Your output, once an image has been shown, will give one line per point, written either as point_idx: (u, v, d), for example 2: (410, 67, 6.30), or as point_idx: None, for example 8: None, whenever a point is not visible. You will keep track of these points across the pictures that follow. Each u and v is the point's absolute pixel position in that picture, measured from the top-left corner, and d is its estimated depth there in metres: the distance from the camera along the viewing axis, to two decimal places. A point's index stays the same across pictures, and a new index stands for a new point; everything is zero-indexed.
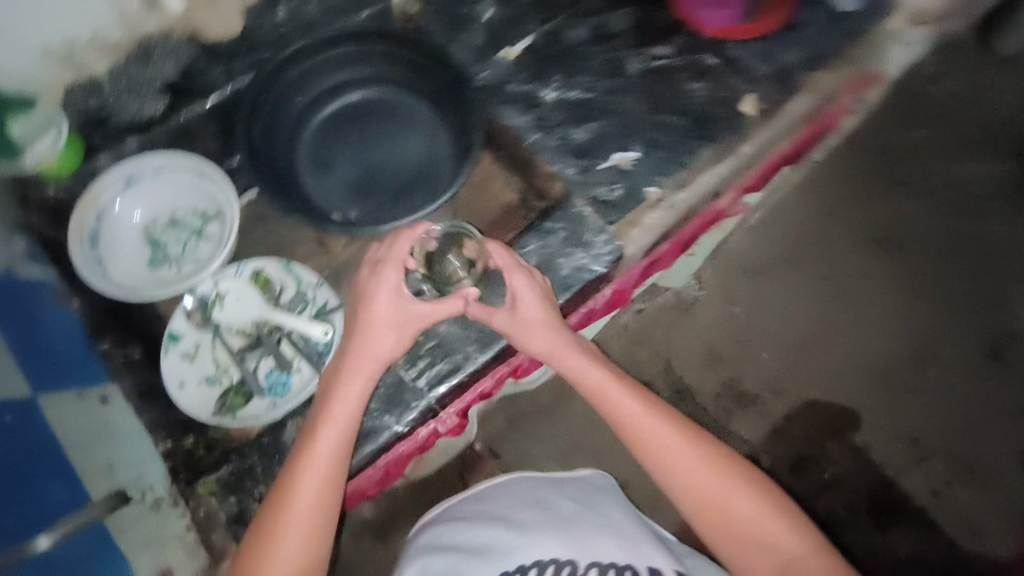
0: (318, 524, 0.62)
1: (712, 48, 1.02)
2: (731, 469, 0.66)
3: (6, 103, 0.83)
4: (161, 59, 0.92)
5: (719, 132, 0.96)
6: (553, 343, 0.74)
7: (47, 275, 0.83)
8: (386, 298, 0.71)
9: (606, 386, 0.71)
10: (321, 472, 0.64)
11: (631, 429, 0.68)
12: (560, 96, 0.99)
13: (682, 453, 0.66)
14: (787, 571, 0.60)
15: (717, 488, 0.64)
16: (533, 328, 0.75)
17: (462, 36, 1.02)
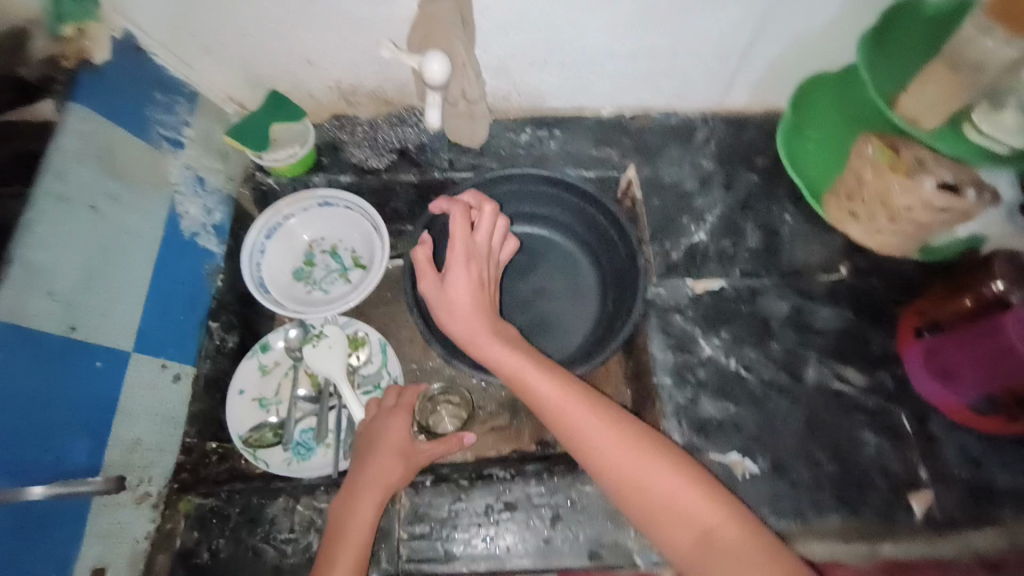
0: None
1: (915, 410, 0.84)
2: (652, 450, 0.69)
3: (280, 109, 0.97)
4: (409, 127, 1.02)
5: (863, 505, 0.79)
6: (472, 330, 0.78)
7: (219, 248, 0.94)
8: (396, 425, 0.82)
9: (524, 368, 0.75)
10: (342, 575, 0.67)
11: (555, 415, 0.71)
12: (714, 356, 0.88)
13: (612, 438, 0.69)
14: (708, 541, 0.64)
15: (650, 479, 0.67)
16: (459, 314, 0.79)
17: (665, 240, 0.97)
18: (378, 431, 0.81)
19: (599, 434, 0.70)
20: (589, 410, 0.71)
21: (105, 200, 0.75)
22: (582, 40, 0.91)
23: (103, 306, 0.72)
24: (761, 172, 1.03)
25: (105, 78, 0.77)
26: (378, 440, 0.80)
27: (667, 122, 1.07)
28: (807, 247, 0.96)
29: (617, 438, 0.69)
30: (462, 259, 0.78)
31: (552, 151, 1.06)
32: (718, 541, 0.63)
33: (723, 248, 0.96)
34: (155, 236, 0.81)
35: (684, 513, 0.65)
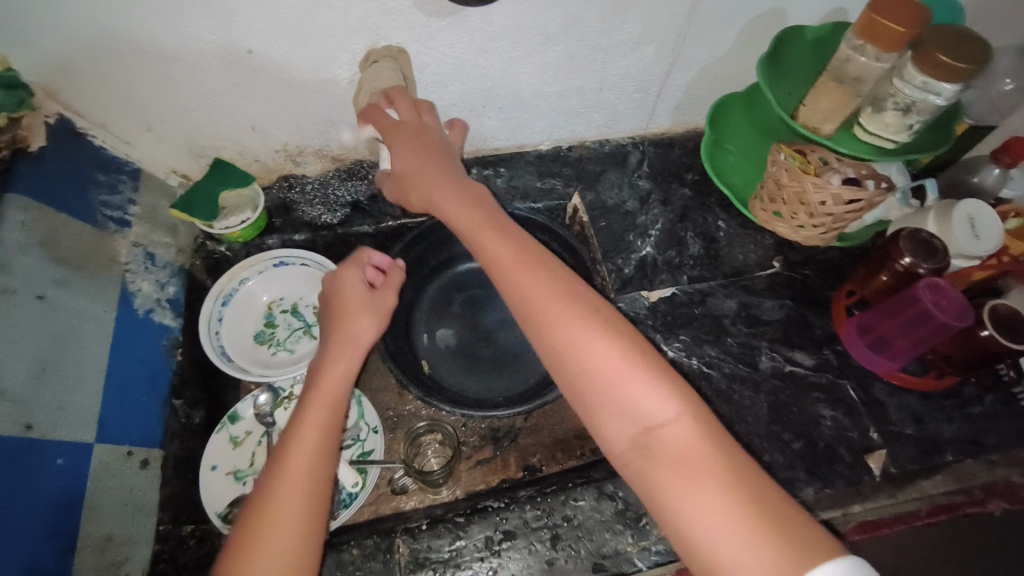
0: (317, 477, 0.65)
1: (860, 381, 0.92)
2: (594, 327, 0.64)
3: (226, 178, 0.97)
4: (359, 180, 1.05)
5: (834, 474, 0.84)
6: (417, 176, 0.81)
7: (175, 322, 0.92)
8: (353, 280, 0.82)
9: (463, 222, 0.77)
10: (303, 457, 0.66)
11: (490, 259, 0.72)
12: (677, 357, 0.93)
13: (566, 322, 0.65)
14: (646, 430, 0.60)
15: (600, 360, 0.63)
16: (410, 186, 0.82)
17: (616, 257, 1.04)
18: (340, 288, 0.82)
19: (547, 305, 0.66)
20: (513, 253, 0.71)
21: (55, 288, 0.72)
22: (516, 85, 0.98)
23: (61, 398, 0.69)
24: (691, 187, 1.12)
25: (43, 168, 0.76)
26: (344, 306, 0.81)
27: (601, 150, 1.16)
28: (743, 247, 1.05)
29: (569, 320, 0.65)
30: (402, 141, 0.82)
31: (500, 188, 1.11)
32: (659, 432, 0.59)
33: (669, 257, 1.04)
34: (108, 319, 0.78)
35: (628, 406, 0.61)
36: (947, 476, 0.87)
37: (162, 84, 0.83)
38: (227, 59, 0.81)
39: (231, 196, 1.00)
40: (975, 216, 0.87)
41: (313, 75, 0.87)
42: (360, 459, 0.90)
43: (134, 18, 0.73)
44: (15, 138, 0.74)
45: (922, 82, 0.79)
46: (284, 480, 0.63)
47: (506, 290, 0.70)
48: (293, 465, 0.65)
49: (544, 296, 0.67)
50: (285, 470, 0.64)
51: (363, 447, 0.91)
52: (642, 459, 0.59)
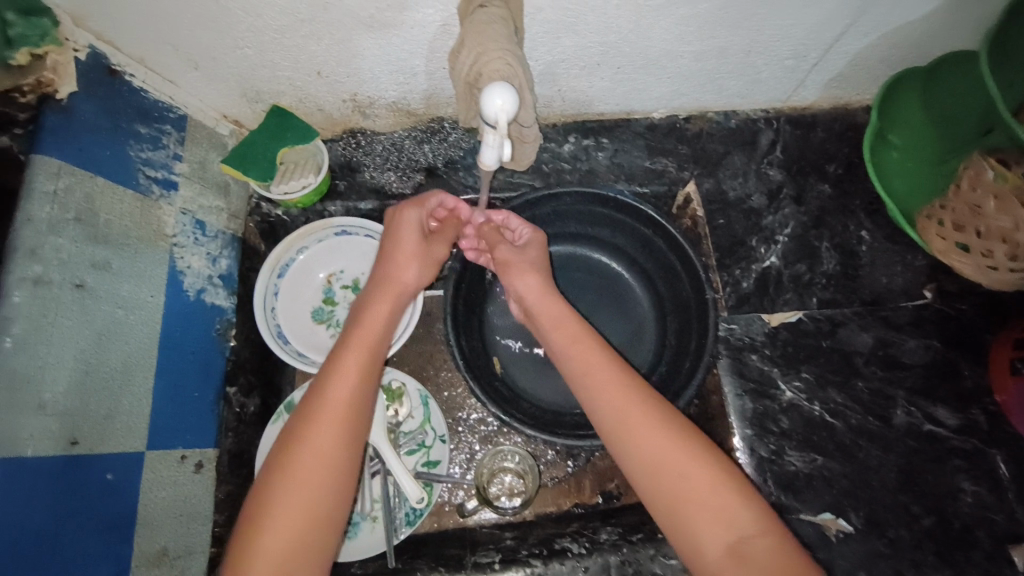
0: (348, 442, 0.60)
1: (1016, 453, 0.78)
2: (662, 416, 0.63)
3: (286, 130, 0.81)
4: (437, 143, 0.89)
5: (970, 563, 0.73)
6: (531, 260, 0.79)
7: (228, 301, 0.81)
8: (411, 228, 0.76)
9: (559, 319, 0.74)
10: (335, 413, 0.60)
11: (584, 371, 0.68)
12: (796, 400, 0.80)
13: (644, 419, 0.63)
14: (740, 544, 0.55)
15: (684, 470, 0.60)
16: (515, 269, 0.78)
17: (734, 266, 0.87)
18: (396, 234, 0.77)
19: (630, 406, 0.64)
20: (598, 352, 0.69)
21: (94, 272, 0.61)
22: (646, 42, 0.76)
23: (108, 404, 0.60)
24: (830, 183, 0.93)
25: (75, 120, 0.62)
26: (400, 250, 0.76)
27: (726, 124, 0.96)
28: (888, 269, 0.88)
29: (648, 420, 0.63)
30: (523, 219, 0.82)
31: (599, 164, 0.93)
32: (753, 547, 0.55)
33: (798, 272, 0.87)
34: (156, 304, 0.68)
35: (720, 511, 0.57)
36: None
37: (212, 15, 0.65)
38: None
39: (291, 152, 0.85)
40: None
41: (398, 16, 0.67)
42: (425, 470, 0.82)
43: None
44: (40, 82, 0.60)
45: None
46: (315, 437, 0.59)
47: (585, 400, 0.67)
48: (326, 423, 0.60)
49: (624, 391, 0.65)
50: (311, 427, 0.59)
51: (428, 454, 0.83)
52: (735, 574, 0.54)
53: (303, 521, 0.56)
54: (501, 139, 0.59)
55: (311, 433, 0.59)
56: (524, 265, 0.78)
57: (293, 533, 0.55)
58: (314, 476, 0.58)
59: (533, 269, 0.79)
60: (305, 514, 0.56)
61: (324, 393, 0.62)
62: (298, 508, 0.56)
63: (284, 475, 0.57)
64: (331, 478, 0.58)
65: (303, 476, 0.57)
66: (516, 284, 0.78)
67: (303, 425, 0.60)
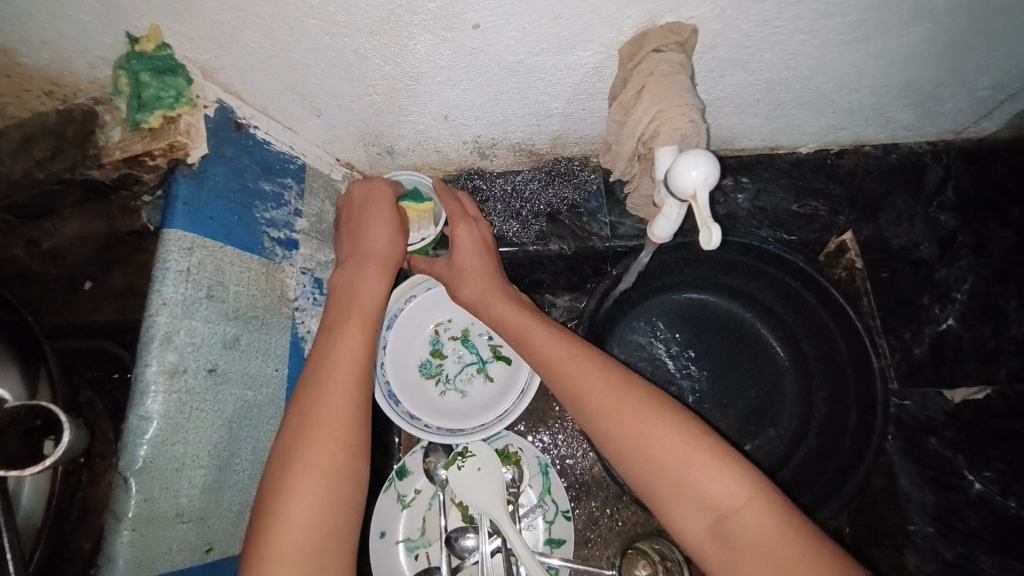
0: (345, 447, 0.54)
1: None
2: (662, 416, 0.55)
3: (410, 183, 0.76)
4: (560, 185, 0.82)
5: None
6: (478, 266, 0.71)
7: None
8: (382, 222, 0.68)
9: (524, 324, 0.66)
10: (339, 433, 0.54)
11: (552, 373, 0.61)
12: (988, 494, 0.68)
13: (609, 393, 0.57)
14: None
15: (664, 450, 0.53)
16: (462, 272, 0.72)
17: (899, 329, 0.77)
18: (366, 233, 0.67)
19: (600, 385, 0.58)
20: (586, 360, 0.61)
21: (225, 353, 0.56)
22: (822, 77, 0.66)
23: (239, 498, 0.56)
24: (1018, 229, 0.79)
25: (206, 184, 0.58)
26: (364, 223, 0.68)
27: (886, 160, 0.83)
28: None
29: (641, 422, 0.55)
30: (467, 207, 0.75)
31: (738, 208, 0.83)
32: None
33: (981, 337, 0.75)
34: (280, 378, 0.63)
35: (705, 490, 0.51)
36: None
37: (344, 63, 0.58)
38: (442, 36, 0.55)
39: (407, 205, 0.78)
40: None
41: (550, 59, 0.59)
42: (549, 550, 0.76)
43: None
44: (172, 146, 0.56)
45: None
46: (325, 395, 0.55)
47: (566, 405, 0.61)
48: (330, 369, 0.57)
49: (591, 370, 0.60)
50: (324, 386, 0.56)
51: (551, 531, 0.77)
52: None
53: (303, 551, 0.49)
54: (707, 221, 0.49)
55: (322, 396, 0.55)
56: (490, 271, 0.71)
57: (312, 511, 0.50)
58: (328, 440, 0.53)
59: (478, 261, 0.72)
60: (317, 478, 0.51)
61: (336, 350, 0.59)
62: (316, 476, 0.51)
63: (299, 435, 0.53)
64: (335, 438, 0.54)
65: (323, 449, 0.53)
66: (461, 284, 0.72)
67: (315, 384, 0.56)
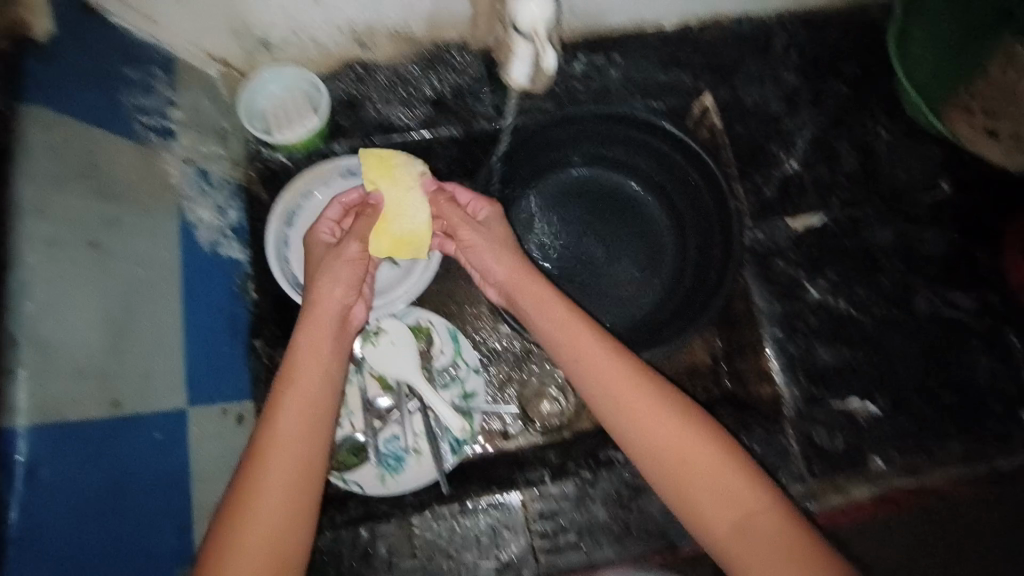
0: (305, 447, 0.57)
1: (1016, 326, 0.84)
2: (679, 410, 0.62)
3: (380, 162, 0.74)
4: (443, 70, 0.84)
5: (972, 424, 0.81)
6: (490, 241, 0.73)
7: (244, 254, 0.77)
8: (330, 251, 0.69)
9: (542, 298, 0.69)
10: (291, 426, 0.57)
11: (574, 361, 0.66)
12: (824, 299, 0.81)
13: (603, 368, 0.64)
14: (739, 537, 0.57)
15: (638, 410, 0.62)
16: (476, 250, 0.74)
17: (754, 174, 0.86)
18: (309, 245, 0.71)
19: (609, 368, 0.64)
20: (605, 355, 0.65)
21: (105, 229, 0.58)
22: None
23: (143, 364, 0.59)
24: (849, 81, 0.90)
25: (62, 66, 0.58)
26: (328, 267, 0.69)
27: (740, 27, 0.90)
28: (906, 165, 0.88)
29: (659, 416, 0.62)
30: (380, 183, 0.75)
31: (611, 77, 0.89)
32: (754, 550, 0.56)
33: (819, 175, 0.86)
34: (173, 259, 0.65)
35: (682, 454, 0.60)
36: None
37: None
38: None
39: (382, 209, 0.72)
40: None
41: None
42: (463, 403, 0.83)
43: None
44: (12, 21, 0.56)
45: None
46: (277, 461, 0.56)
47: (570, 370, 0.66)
48: (272, 445, 0.56)
49: (614, 360, 0.65)
50: (272, 436, 0.57)
51: (465, 387, 0.84)
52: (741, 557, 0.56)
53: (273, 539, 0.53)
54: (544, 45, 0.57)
55: (281, 420, 0.58)
56: (488, 250, 0.73)
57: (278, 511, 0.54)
58: (287, 467, 0.56)
59: (502, 246, 0.73)
60: (281, 489, 0.55)
61: (279, 401, 0.58)
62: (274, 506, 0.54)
63: (261, 450, 0.56)
64: (296, 461, 0.56)
65: (284, 449, 0.56)
66: (494, 268, 0.73)
67: (272, 420, 0.57)
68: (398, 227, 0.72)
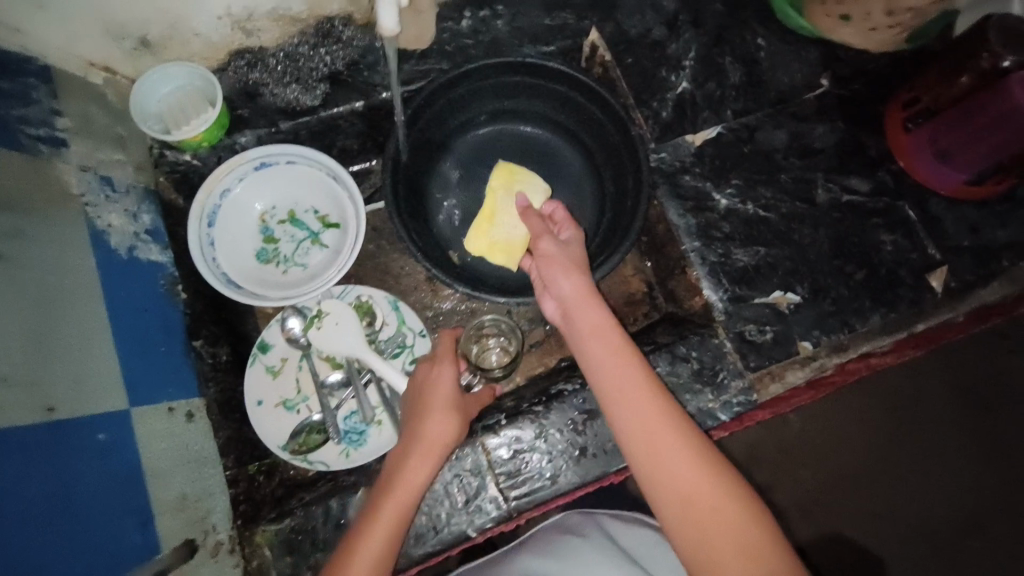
0: (388, 551, 0.65)
1: (914, 197, 0.88)
2: (715, 466, 0.63)
3: (512, 177, 0.90)
4: (332, 47, 0.82)
5: (898, 298, 0.84)
6: (582, 301, 0.74)
7: (167, 257, 0.77)
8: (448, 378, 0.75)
9: (591, 327, 0.73)
10: (382, 530, 0.65)
11: (611, 396, 0.68)
12: (732, 206, 0.87)
13: (614, 367, 0.69)
14: None
15: (646, 432, 0.65)
16: (553, 265, 0.77)
17: (650, 101, 0.91)
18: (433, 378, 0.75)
19: (626, 383, 0.68)
20: (646, 386, 0.68)
21: (8, 241, 0.56)
22: None
23: (75, 370, 0.58)
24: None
25: None
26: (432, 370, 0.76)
27: None
28: (788, 68, 0.93)
29: (691, 462, 0.63)
30: (564, 269, 0.76)
31: (501, 31, 0.91)
32: None
33: (709, 91, 0.91)
34: (89, 266, 0.64)
35: (660, 468, 0.64)
36: (1004, 282, 0.87)
37: None
38: None
39: (501, 215, 0.89)
40: None
41: None
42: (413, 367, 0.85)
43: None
44: None
45: None
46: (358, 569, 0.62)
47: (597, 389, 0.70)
48: (364, 547, 0.64)
49: (620, 366, 0.69)
50: (365, 540, 0.64)
51: (413, 352, 0.86)
52: None
53: None
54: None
55: (377, 528, 0.65)
56: (562, 267, 0.77)
57: None
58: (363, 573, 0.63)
59: (602, 313, 0.74)
60: None
61: (379, 510, 0.66)
62: None
63: (352, 551, 0.64)
64: (376, 562, 0.64)
65: (372, 555, 0.64)
66: (558, 298, 0.77)
67: (370, 529, 0.65)
68: (499, 234, 0.89)
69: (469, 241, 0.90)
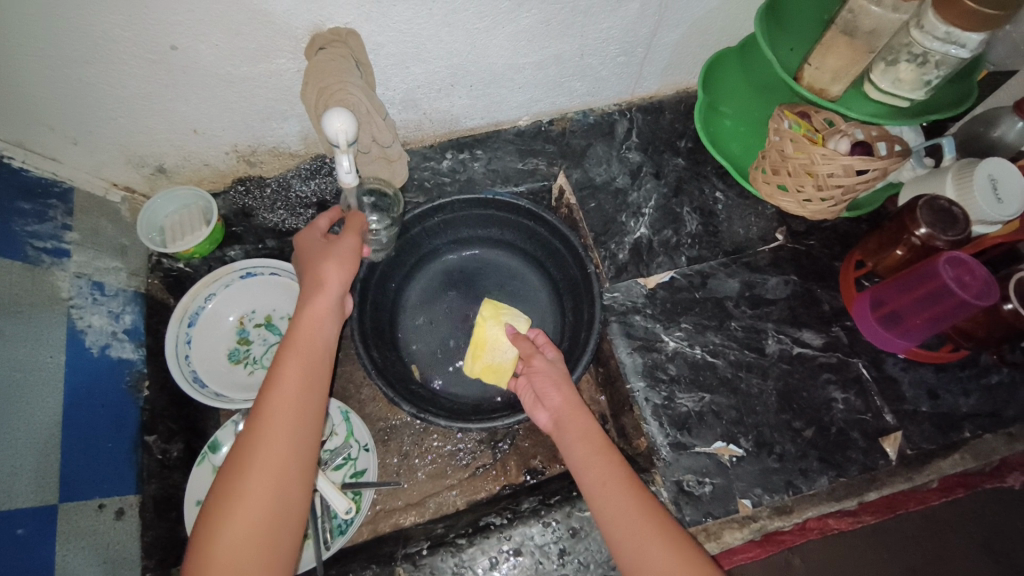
0: (292, 444, 0.59)
1: (869, 356, 0.88)
2: (678, 543, 0.63)
3: (496, 307, 0.92)
4: (323, 179, 0.94)
5: (846, 460, 0.82)
6: (572, 401, 0.77)
7: (137, 355, 0.85)
8: (331, 269, 0.70)
9: (564, 419, 0.75)
10: (275, 421, 0.59)
11: (581, 476, 0.70)
12: (679, 347, 0.88)
13: (602, 468, 0.69)
14: None
15: (631, 532, 0.63)
16: (540, 377, 0.80)
17: (609, 242, 0.96)
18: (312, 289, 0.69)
19: (609, 476, 0.68)
20: (611, 466, 0.69)
21: None
22: (484, 61, 0.84)
23: (12, 462, 0.64)
24: (685, 155, 1.03)
25: None
26: (317, 261, 0.71)
27: (585, 121, 1.04)
28: (744, 221, 0.98)
29: (659, 543, 0.62)
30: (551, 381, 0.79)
31: (477, 172, 1.03)
32: None
33: (665, 238, 0.96)
34: (57, 364, 0.73)
35: (642, 553, 0.62)
36: (966, 454, 0.85)
37: (72, 90, 0.71)
38: (149, 58, 0.69)
39: (491, 344, 0.90)
40: (997, 176, 0.79)
41: (253, 69, 0.73)
42: (352, 481, 0.88)
43: (45, 27, 0.62)
44: None
45: (946, 32, 0.68)
46: (267, 443, 0.58)
47: (575, 468, 0.71)
48: (255, 438, 0.58)
49: (605, 464, 0.69)
50: (256, 437, 0.58)
51: (356, 466, 0.89)
52: None
53: (252, 539, 0.54)
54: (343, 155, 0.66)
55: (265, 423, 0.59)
56: (551, 380, 0.79)
57: (260, 520, 0.55)
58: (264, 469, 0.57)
59: (579, 410, 0.76)
60: (263, 489, 0.56)
61: (268, 404, 0.60)
62: (256, 513, 0.55)
63: (244, 447, 0.58)
64: (278, 455, 0.58)
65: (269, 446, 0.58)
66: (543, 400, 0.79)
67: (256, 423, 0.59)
68: (489, 360, 0.90)
69: (466, 367, 0.93)
